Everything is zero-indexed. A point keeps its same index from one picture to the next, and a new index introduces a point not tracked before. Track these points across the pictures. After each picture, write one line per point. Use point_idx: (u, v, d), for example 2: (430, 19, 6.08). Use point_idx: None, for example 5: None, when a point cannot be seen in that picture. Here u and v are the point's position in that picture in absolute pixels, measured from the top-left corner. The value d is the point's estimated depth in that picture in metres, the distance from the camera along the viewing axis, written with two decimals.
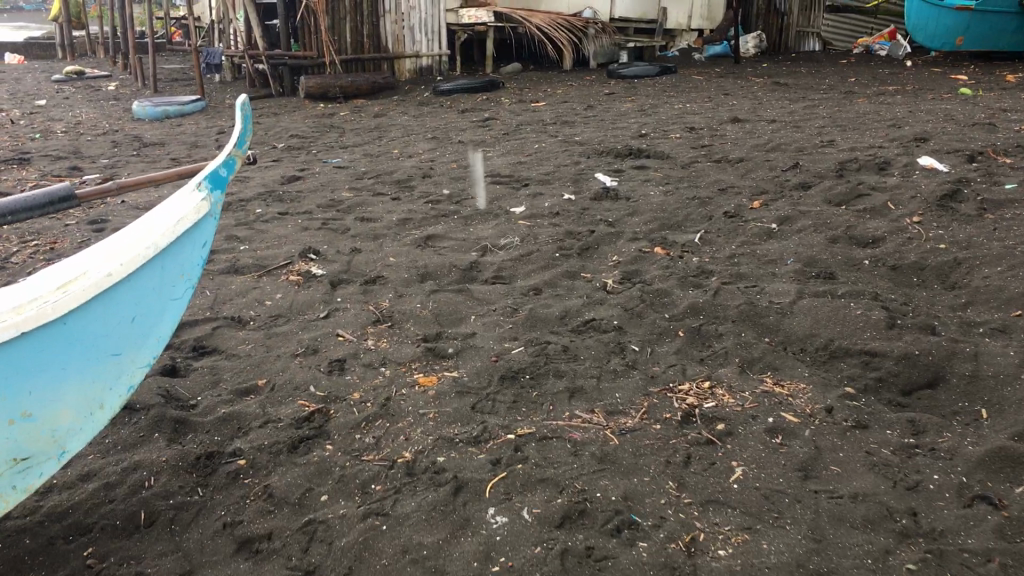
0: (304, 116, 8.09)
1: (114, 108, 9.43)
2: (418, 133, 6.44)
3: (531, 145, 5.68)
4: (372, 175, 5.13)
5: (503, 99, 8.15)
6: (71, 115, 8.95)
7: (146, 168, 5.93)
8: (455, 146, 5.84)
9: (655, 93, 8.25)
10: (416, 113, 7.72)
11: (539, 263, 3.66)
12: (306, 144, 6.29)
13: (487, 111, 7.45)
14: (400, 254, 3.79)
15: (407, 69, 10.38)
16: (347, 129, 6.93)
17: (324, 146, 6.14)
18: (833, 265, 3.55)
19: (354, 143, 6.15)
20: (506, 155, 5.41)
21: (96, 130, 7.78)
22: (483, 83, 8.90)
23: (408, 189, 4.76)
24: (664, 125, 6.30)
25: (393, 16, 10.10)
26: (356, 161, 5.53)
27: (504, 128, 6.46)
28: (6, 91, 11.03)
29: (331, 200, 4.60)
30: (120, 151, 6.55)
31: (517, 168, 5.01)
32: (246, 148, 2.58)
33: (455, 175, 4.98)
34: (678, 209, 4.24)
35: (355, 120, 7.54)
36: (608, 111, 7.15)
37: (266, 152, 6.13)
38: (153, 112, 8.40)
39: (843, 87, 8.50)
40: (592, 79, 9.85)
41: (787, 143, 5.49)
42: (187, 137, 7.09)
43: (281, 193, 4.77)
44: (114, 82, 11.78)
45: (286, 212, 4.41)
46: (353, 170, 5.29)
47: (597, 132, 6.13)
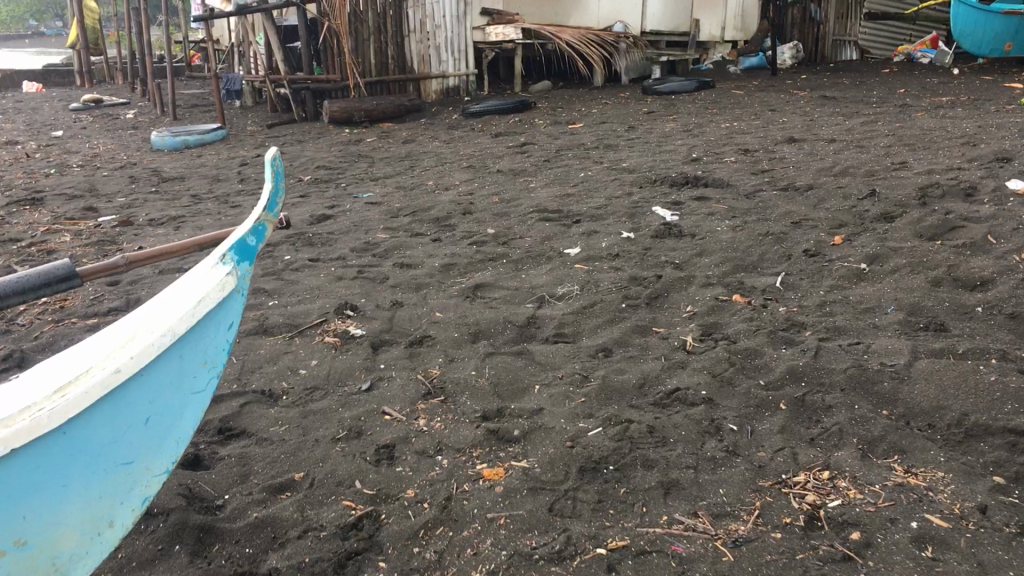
0: (329, 143, 7.75)
1: (133, 138, 9.14)
2: (452, 161, 6.07)
3: (576, 174, 5.30)
4: (408, 211, 4.76)
5: (537, 121, 7.78)
6: (88, 147, 8.67)
7: (166, 205, 5.59)
8: (493, 175, 5.47)
9: (697, 109, 7.85)
10: (447, 138, 7.37)
11: (604, 317, 3.25)
12: (335, 175, 5.94)
13: (522, 134, 7.08)
14: (448, 308, 3.40)
15: (434, 90, 10.04)
16: (377, 158, 6.58)
17: (353, 178, 5.78)
18: (943, 312, 3.11)
19: (386, 174, 5.79)
20: (550, 186, 5.02)
21: (113, 163, 7.47)
22: (515, 104, 8.53)
23: (448, 228, 4.38)
24: (715, 148, 5.89)
25: (418, 35, 9.75)
26: (388, 196, 5.17)
27: (543, 154, 6.08)
28: (23, 122, 10.77)
29: (365, 243, 4.22)
30: (139, 186, 6.22)
31: (565, 203, 4.62)
32: (277, 211, 2.18)
33: (498, 211, 4.60)
34: (751, 247, 3.82)
35: (383, 147, 7.19)
36: (651, 132, 6.76)
37: (293, 185, 5.78)
38: (172, 142, 8.09)
39: (895, 99, 8.06)
40: (626, 96, 9.45)
41: (854, 165, 5.07)
42: (209, 169, 6.77)
43: (311, 234, 4.40)
44: (132, 110, 11.52)
45: (317, 258, 4.04)
46: (387, 206, 4.92)
47: (644, 157, 5.73)
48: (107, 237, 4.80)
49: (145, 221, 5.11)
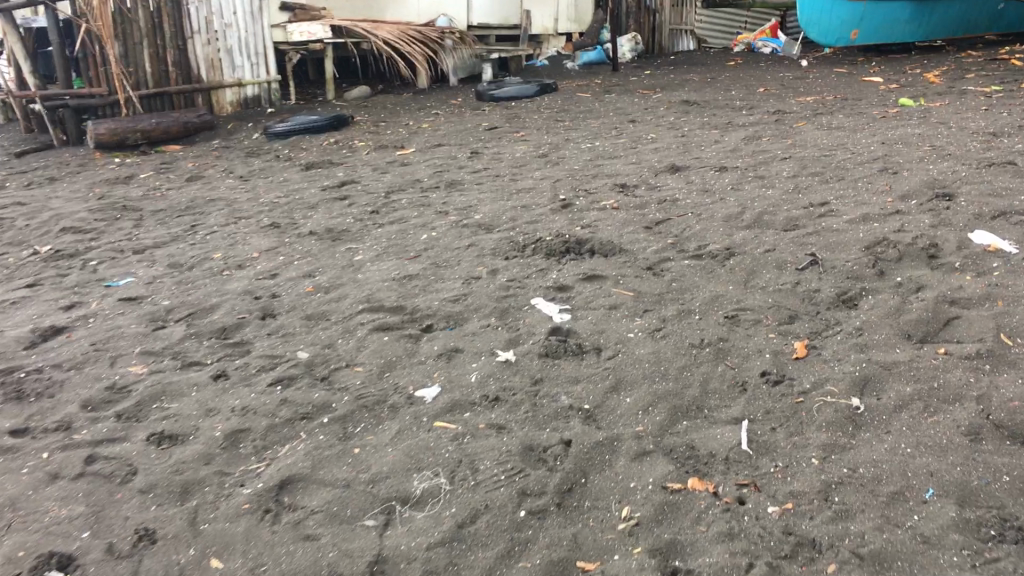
0: (93, 183, 6.10)
1: None
2: (250, 214, 4.65)
3: (415, 238, 4.00)
4: (181, 316, 3.32)
5: (359, 144, 6.44)
6: None
7: None
8: (304, 241, 4.08)
9: (546, 122, 6.73)
10: (245, 171, 5.91)
11: (496, 550, 1.96)
12: (86, 243, 4.38)
13: (340, 166, 5.72)
14: (231, 547, 2.01)
15: (228, 101, 8.36)
16: (151, 207, 5.02)
17: (111, 248, 4.25)
18: (1010, 495, 2.01)
19: (157, 242, 4.27)
20: (382, 261, 3.72)
21: None
22: (328, 121, 7.11)
23: (239, 350, 2.98)
24: (584, 185, 4.73)
25: (204, 37, 8.05)
26: (153, 284, 3.68)
27: (369, 200, 4.74)
28: None
29: (107, 390, 2.76)
30: None
31: (407, 296, 3.31)
32: None
33: (310, 312, 3.25)
34: (684, 370, 2.64)
35: (162, 188, 5.64)
36: (499, 158, 5.56)
37: (26, 264, 4.17)
38: None
39: (762, 103, 7.21)
40: (458, 103, 8.20)
41: (767, 209, 4.02)
42: None
43: (24, 374, 2.89)
44: None
45: (23, 430, 2.55)
46: (151, 305, 3.45)
47: (500, 204, 4.51)
48: None
49: None
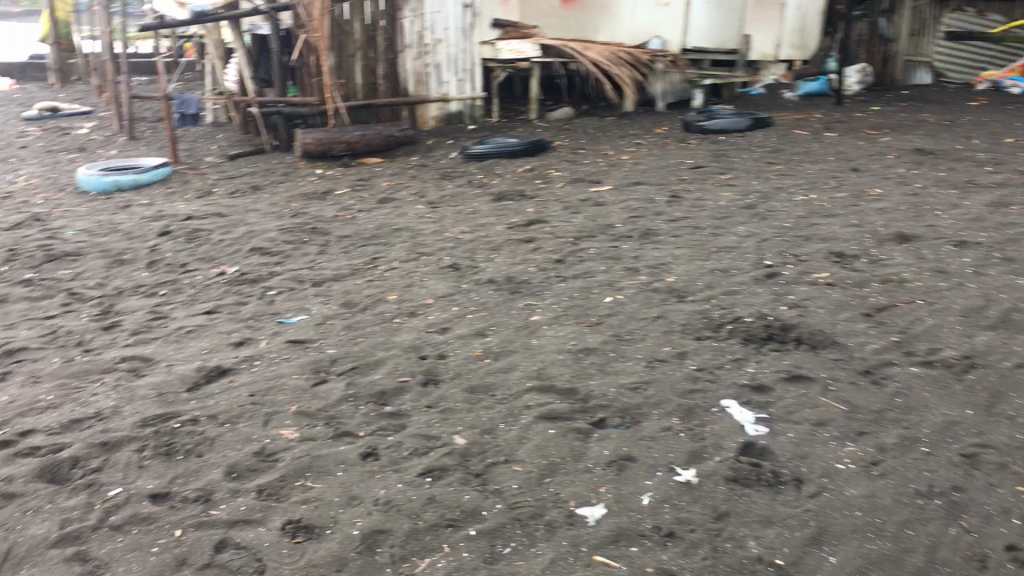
0: (292, 194, 6.15)
1: (66, 168, 7.50)
2: (434, 249, 4.47)
3: (598, 300, 3.66)
4: (345, 369, 3.13)
5: (554, 174, 6.18)
6: (7, 182, 7.06)
7: (23, 313, 3.87)
8: (482, 290, 3.84)
9: (757, 164, 6.21)
10: (437, 195, 5.77)
11: None
12: (270, 267, 4.32)
13: (532, 199, 5.47)
14: None
15: (432, 115, 8.32)
16: (339, 230, 4.92)
17: (292, 276, 4.16)
18: None
19: (337, 275, 4.14)
20: (560, 327, 3.40)
21: (15, 214, 5.85)
22: (527, 145, 6.85)
23: (396, 423, 2.73)
24: (794, 249, 4.23)
25: (415, 50, 8.04)
26: (324, 326, 3.53)
27: (556, 246, 4.45)
28: None
29: (255, 455, 2.57)
30: (15, 266, 4.55)
31: (581, 377, 2.98)
32: None
33: (475, 383, 2.97)
34: (907, 529, 2.16)
35: (354, 207, 5.58)
36: (701, 205, 5.13)
37: (210, 285, 4.14)
38: (101, 182, 6.45)
39: (1009, 157, 6.37)
40: (664, 133, 7.79)
41: (1017, 304, 3.40)
42: (123, 233, 5.14)
43: (179, 421, 2.76)
44: (92, 123, 9.88)
45: (163, 495, 2.39)
46: (317, 353, 3.28)
47: (697, 264, 4.09)
48: None
49: None
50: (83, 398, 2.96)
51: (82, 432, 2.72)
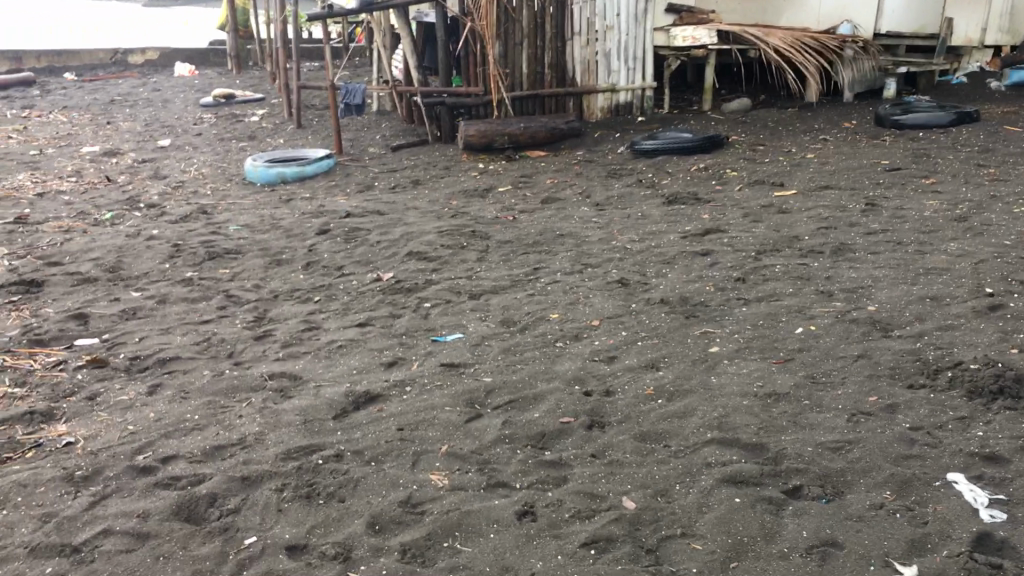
0: (453, 189, 5.95)
1: (236, 157, 7.62)
2: (600, 260, 4.12)
3: (786, 331, 3.22)
4: (501, 402, 2.83)
5: (731, 174, 5.71)
6: (181, 170, 7.22)
7: (180, 316, 3.79)
8: (653, 312, 3.47)
9: (964, 166, 5.53)
10: (604, 195, 5.42)
11: None
12: (426, 275, 4.10)
13: (706, 203, 5.04)
14: None
15: (599, 106, 7.90)
16: (499, 234, 4.66)
17: (449, 286, 3.92)
18: None
19: (495, 286, 3.87)
20: (743, 364, 2.99)
21: (185, 205, 5.93)
22: (699, 141, 6.39)
23: (557, 475, 2.41)
24: (1020, 274, 3.62)
25: (582, 39, 7.64)
26: (480, 348, 3.26)
27: (735, 260, 4.01)
28: (142, 125, 9.57)
29: (400, 505, 2.31)
30: (177, 263, 4.53)
31: (770, 431, 2.56)
32: None
33: (647, 430, 2.61)
34: None
35: (516, 206, 5.32)
36: (901, 215, 4.56)
37: (365, 292, 3.96)
38: (266, 173, 6.47)
39: None
40: (852, 128, 7.13)
41: None
42: (284, 229, 5.07)
43: (324, 457, 2.54)
44: (264, 109, 10.08)
45: (300, 547, 2.16)
46: (472, 381, 3.00)
47: (902, 289, 3.57)
48: (46, 395, 3.07)
49: (125, 356, 3.35)
50: (227, 420, 2.80)
51: (223, 462, 2.54)
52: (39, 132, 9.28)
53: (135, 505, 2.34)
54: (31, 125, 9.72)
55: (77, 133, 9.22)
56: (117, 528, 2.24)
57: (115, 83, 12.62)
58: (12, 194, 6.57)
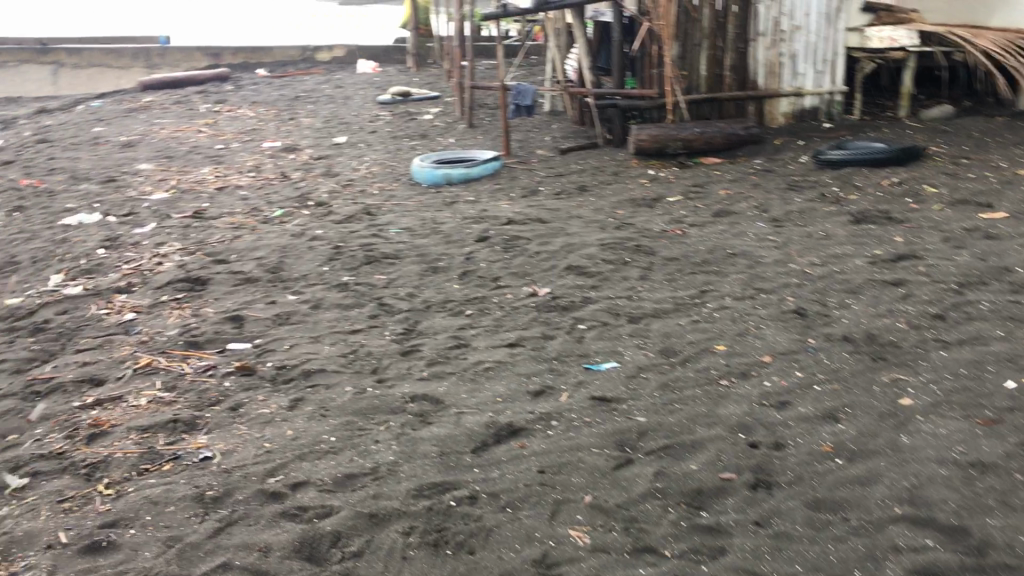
0: (620, 197, 5.68)
1: (406, 156, 7.63)
2: (775, 285, 3.74)
3: (994, 385, 2.77)
4: (654, 447, 2.55)
5: (931, 190, 5.15)
6: (353, 168, 7.29)
7: (330, 324, 3.72)
8: (834, 351, 3.09)
9: None
10: (783, 210, 5.00)
11: None
12: (583, 293, 3.85)
13: (901, 224, 4.53)
14: None
15: (782, 112, 7.39)
16: (665, 250, 4.35)
17: (606, 307, 3.66)
18: None
19: (657, 309, 3.58)
20: (940, 423, 2.57)
21: (351, 204, 5.94)
22: (894, 151, 5.81)
23: (713, 545, 2.11)
24: None
25: (767, 40, 7.19)
26: (635, 381, 2.98)
27: (933, 293, 3.54)
28: (322, 122, 9.79)
29: (533, 565, 2.08)
30: (335, 266, 4.49)
31: (974, 512, 2.16)
32: None
33: (823, 498, 2.26)
34: None
35: (685, 218, 4.99)
36: None
37: (519, 308, 3.76)
38: (432, 174, 6.42)
39: None
40: None
41: None
42: (443, 234, 4.95)
43: (456, 499, 2.34)
44: (438, 108, 10.11)
45: None
46: (624, 420, 2.73)
47: None
48: (192, 402, 3.04)
49: (273, 365, 3.29)
50: (363, 446, 2.65)
51: (352, 494, 2.39)
52: (227, 127, 9.67)
53: (257, 537, 2.23)
54: (221, 119, 10.16)
55: (261, 129, 9.55)
56: (237, 563, 2.13)
57: (302, 80, 13.05)
58: (195, 188, 6.82)
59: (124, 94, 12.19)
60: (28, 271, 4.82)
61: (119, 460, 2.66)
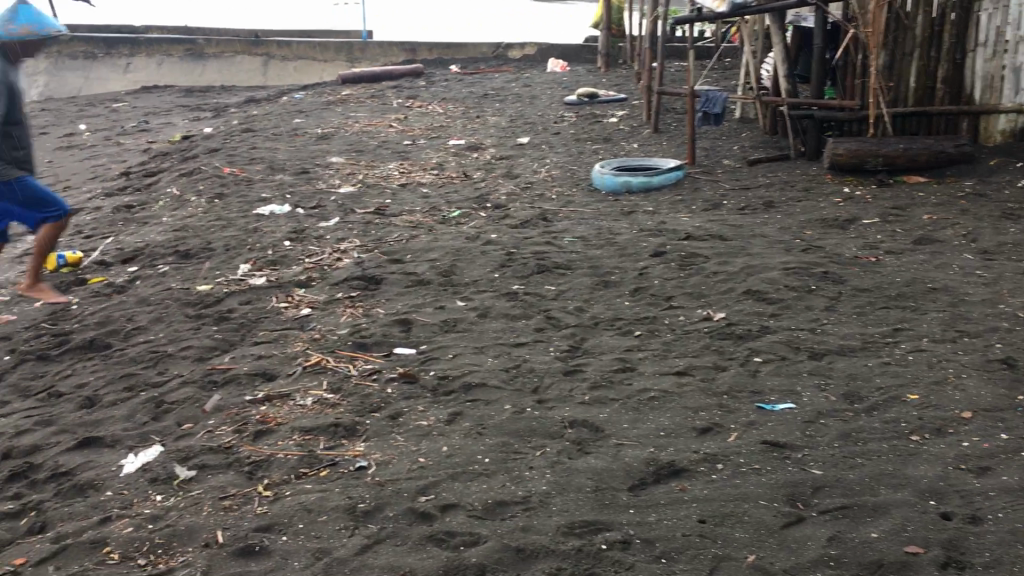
0: (808, 216, 5.35)
1: (587, 160, 7.53)
2: (982, 330, 3.37)
3: None
4: (830, 507, 2.33)
5: None
6: (533, 170, 7.27)
7: (496, 335, 3.67)
8: None
9: None
10: (994, 242, 4.54)
11: None
12: (762, 321, 3.62)
13: None
14: None
15: (999, 130, 6.48)
16: (856, 280, 4.03)
17: (786, 339, 3.41)
18: None
19: (843, 347, 3.30)
20: None
21: (528, 209, 5.90)
22: None
23: None
24: None
25: (988, 51, 6.35)
26: (813, 428, 2.74)
27: None
28: (507, 121, 9.85)
29: None
30: (507, 273, 4.45)
31: None
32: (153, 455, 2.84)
33: None
34: None
35: (881, 244, 4.62)
36: None
37: (691, 333, 3.57)
38: (610, 181, 6.29)
39: None
40: None
41: None
42: (618, 246, 4.81)
43: (608, 542, 2.21)
44: (624, 110, 9.95)
45: None
46: (798, 471, 2.51)
47: None
48: (355, 406, 3.06)
49: (435, 374, 3.27)
50: (516, 473, 2.56)
51: (501, 524, 2.31)
52: (415, 123, 9.90)
53: (402, 559, 2.19)
54: (411, 114, 10.41)
55: (448, 126, 9.70)
56: None
57: (491, 77, 13.19)
58: (379, 183, 6.99)
59: (324, 87, 12.75)
60: (220, 258, 5.07)
61: (279, 461, 2.70)
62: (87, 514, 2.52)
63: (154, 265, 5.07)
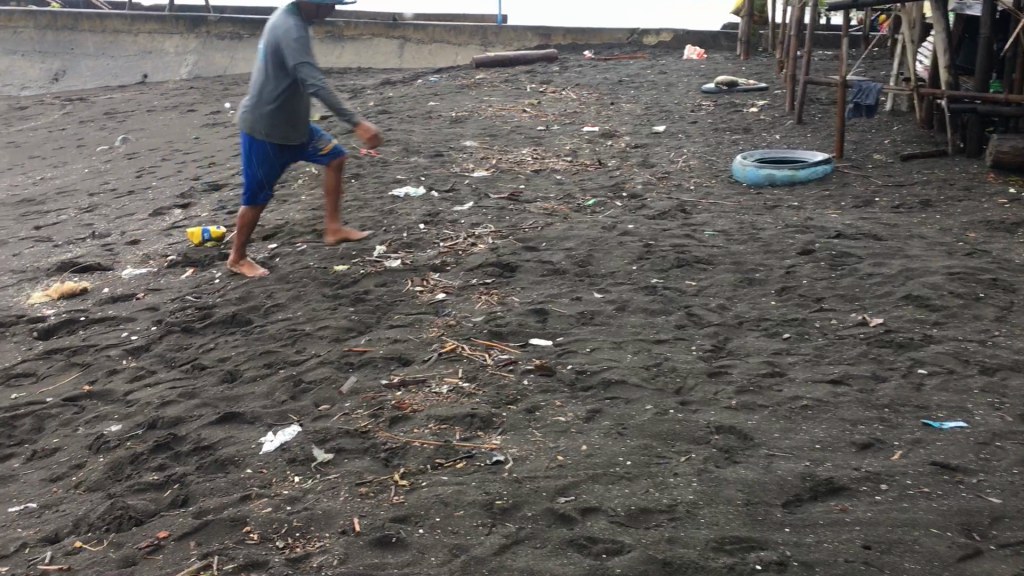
0: (970, 216, 4.98)
1: (726, 151, 7.27)
2: None
3: None
4: (1013, 542, 2.10)
5: None
6: (670, 160, 7.06)
7: (635, 330, 3.53)
8: None
9: None
10: None
11: None
12: (924, 329, 3.36)
13: None
14: None
15: None
16: None
17: (952, 351, 3.14)
18: None
19: (1018, 363, 3.02)
20: None
21: (665, 199, 5.72)
22: None
23: None
24: None
25: None
26: (988, 451, 2.50)
27: None
28: (643, 108, 9.64)
29: None
30: (645, 266, 4.30)
31: None
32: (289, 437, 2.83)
33: None
34: None
35: None
36: None
37: (845, 339, 3.35)
38: (753, 172, 6.04)
39: None
40: None
41: None
42: (762, 242, 4.59)
43: (761, 563, 2.06)
44: (765, 100, 9.58)
45: None
46: (973, 498, 2.29)
47: None
48: (491, 397, 2.98)
49: (573, 368, 3.16)
50: (660, 479, 2.43)
51: (645, 534, 2.19)
52: (549, 108, 9.80)
53: (542, 563, 2.10)
54: (545, 100, 10.31)
55: (582, 112, 9.57)
56: None
57: (626, 64, 12.95)
58: (513, 168, 6.93)
59: (459, 70, 12.79)
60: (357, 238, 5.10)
61: (414, 450, 2.66)
62: (228, 490, 2.53)
63: (294, 242, 5.15)
